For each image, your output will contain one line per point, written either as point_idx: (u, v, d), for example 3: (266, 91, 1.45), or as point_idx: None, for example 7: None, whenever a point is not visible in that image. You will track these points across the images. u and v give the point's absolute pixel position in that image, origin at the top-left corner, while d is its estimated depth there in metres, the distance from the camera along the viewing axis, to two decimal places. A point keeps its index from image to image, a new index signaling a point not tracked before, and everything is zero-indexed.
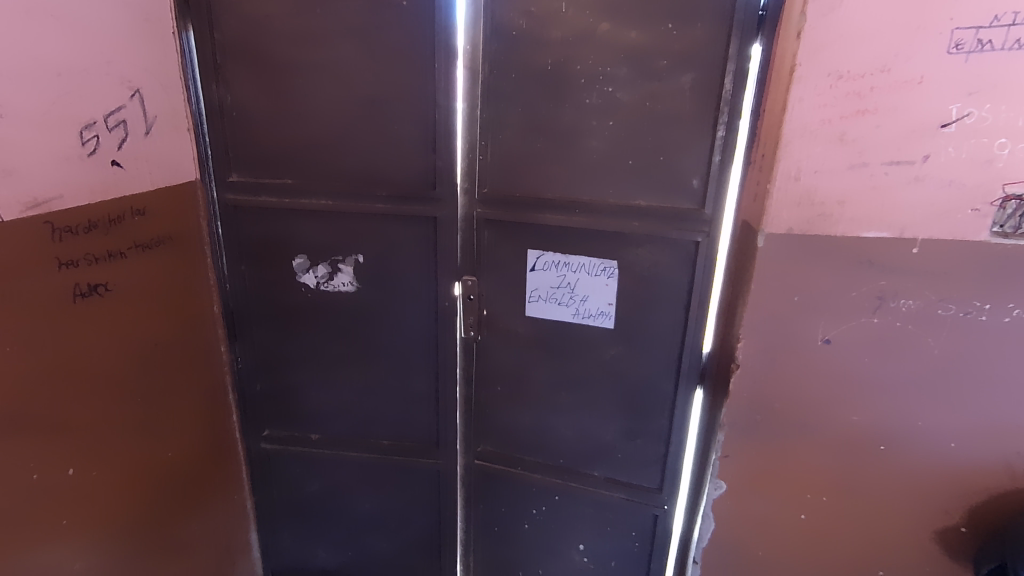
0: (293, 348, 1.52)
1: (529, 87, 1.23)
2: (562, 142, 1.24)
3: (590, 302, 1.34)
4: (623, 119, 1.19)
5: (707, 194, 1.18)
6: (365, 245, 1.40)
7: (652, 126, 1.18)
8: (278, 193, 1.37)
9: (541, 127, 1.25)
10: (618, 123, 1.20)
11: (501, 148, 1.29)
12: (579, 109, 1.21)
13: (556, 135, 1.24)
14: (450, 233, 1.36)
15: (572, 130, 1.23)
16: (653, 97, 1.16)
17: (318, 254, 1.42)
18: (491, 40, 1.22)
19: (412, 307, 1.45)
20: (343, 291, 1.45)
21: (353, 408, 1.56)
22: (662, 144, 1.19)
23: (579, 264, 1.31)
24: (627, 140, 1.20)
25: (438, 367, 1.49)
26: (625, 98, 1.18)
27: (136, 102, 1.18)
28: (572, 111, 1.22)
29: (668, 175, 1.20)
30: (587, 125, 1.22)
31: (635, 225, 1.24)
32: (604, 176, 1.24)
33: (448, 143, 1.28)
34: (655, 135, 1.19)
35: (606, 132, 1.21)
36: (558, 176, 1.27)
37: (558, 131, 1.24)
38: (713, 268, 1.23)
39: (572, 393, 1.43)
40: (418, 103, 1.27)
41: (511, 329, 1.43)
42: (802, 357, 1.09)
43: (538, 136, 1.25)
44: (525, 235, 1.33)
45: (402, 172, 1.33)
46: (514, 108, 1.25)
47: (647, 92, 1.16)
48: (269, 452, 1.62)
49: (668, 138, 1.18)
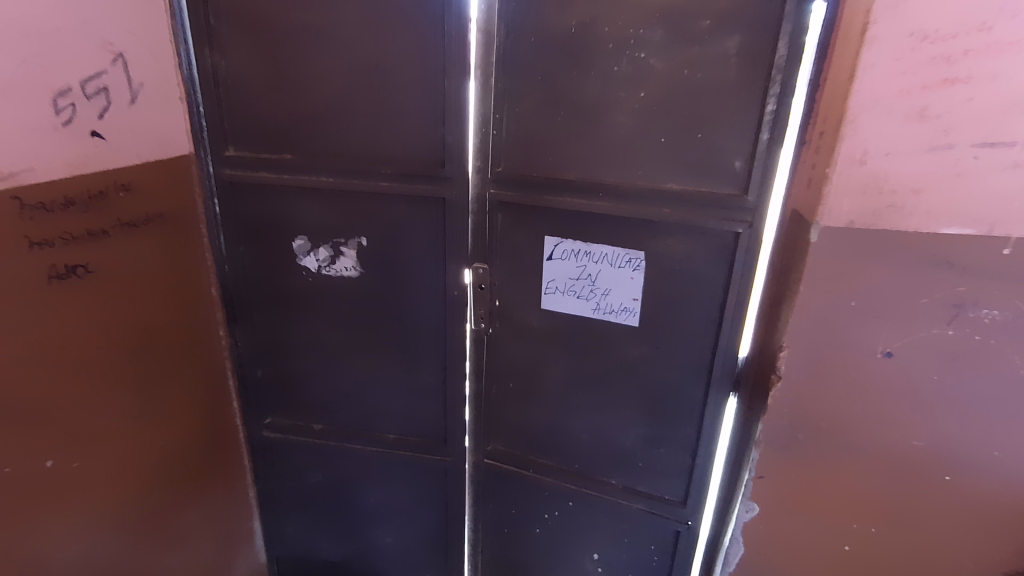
0: (295, 336, 1.43)
1: (552, 52, 1.09)
2: (586, 117, 1.10)
3: (612, 297, 1.20)
4: (657, 90, 1.04)
5: (752, 178, 1.02)
6: (368, 226, 1.29)
7: (690, 97, 1.03)
8: (277, 169, 1.27)
9: (563, 99, 1.11)
10: (650, 95, 1.05)
11: (519, 122, 1.15)
12: (606, 78, 1.07)
13: (580, 108, 1.10)
14: (461, 216, 1.24)
15: (597, 102, 1.09)
16: (692, 64, 1.01)
17: (319, 236, 1.31)
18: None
19: (419, 296, 1.34)
20: (345, 276, 1.34)
21: (357, 399, 1.47)
22: (702, 119, 1.03)
23: (601, 254, 1.18)
24: (660, 114, 1.05)
25: (447, 359, 1.38)
26: (659, 65, 1.03)
27: (120, 67, 1.08)
28: (598, 81, 1.07)
29: (704, 156, 1.05)
30: (615, 97, 1.07)
31: (666, 212, 1.10)
32: (633, 156, 1.10)
33: (458, 116, 1.15)
34: (693, 108, 1.03)
35: (637, 104, 1.06)
36: (581, 154, 1.13)
37: (582, 103, 1.10)
38: (756, 263, 1.07)
39: (590, 393, 1.31)
40: (426, 72, 1.14)
41: (525, 322, 1.31)
42: (856, 370, 0.94)
43: (558, 108, 1.12)
44: (543, 219, 1.20)
45: (409, 147, 1.20)
46: (533, 77, 1.11)
47: (685, 58, 1.01)
48: (271, 441, 1.55)
49: (709, 111, 1.02)
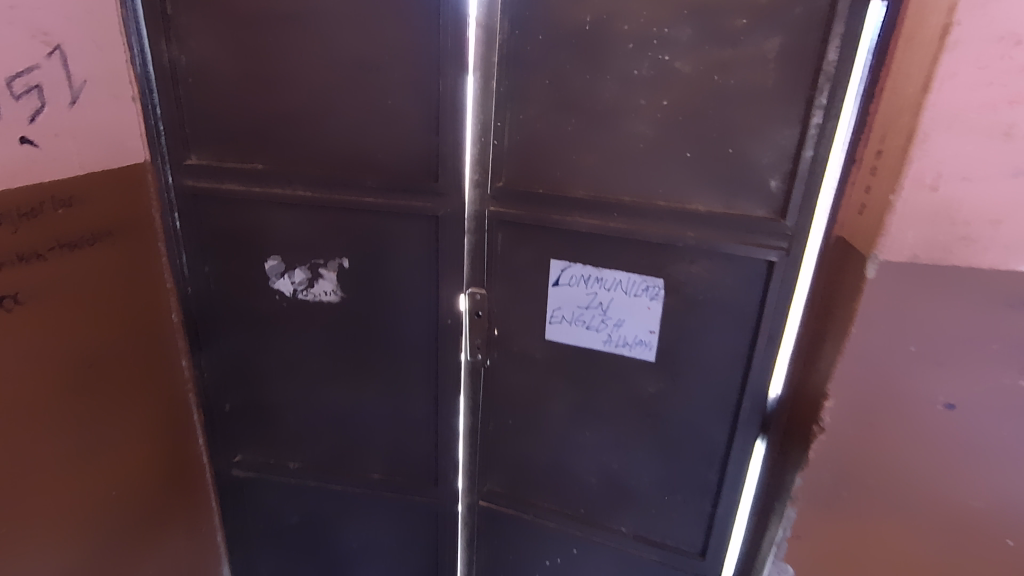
0: (267, 365, 1.28)
1: (563, 53, 0.95)
2: (601, 127, 0.97)
3: (625, 328, 1.08)
4: (683, 97, 0.91)
5: (791, 200, 0.89)
6: (350, 246, 1.14)
7: (721, 107, 0.90)
8: (246, 180, 1.12)
9: (575, 106, 0.97)
10: (675, 103, 0.92)
11: (524, 131, 1.02)
12: (624, 84, 0.94)
13: (593, 116, 0.97)
14: (456, 236, 1.10)
15: (614, 110, 0.96)
16: (725, 69, 0.88)
17: (295, 256, 1.16)
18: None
19: (407, 323, 1.19)
20: (324, 301, 1.19)
21: (337, 435, 1.32)
22: (735, 132, 0.90)
23: (614, 281, 1.05)
24: (685, 125, 0.92)
25: (438, 392, 1.24)
26: (686, 69, 0.90)
27: (57, 61, 0.92)
28: (615, 86, 0.94)
29: (735, 174, 0.92)
30: (634, 104, 0.94)
31: (690, 236, 0.97)
32: (653, 172, 0.97)
33: (455, 123, 1.01)
34: (725, 119, 0.90)
35: (660, 113, 0.93)
36: (594, 169, 1.00)
37: (596, 111, 0.97)
38: (791, 295, 0.95)
39: (598, 433, 1.18)
40: (418, 73, 1.00)
41: (527, 353, 1.18)
42: (913, 423, 0.82)
43: (568, 116, 0.98)
44: (549, 240, 1.07)
45: (398, 158, 1.06)
46: (540, 81, 0.98)
47: (716, 62, 0.88)
48: (241, 480, 1.40)
49: (743, 122, 0.89)
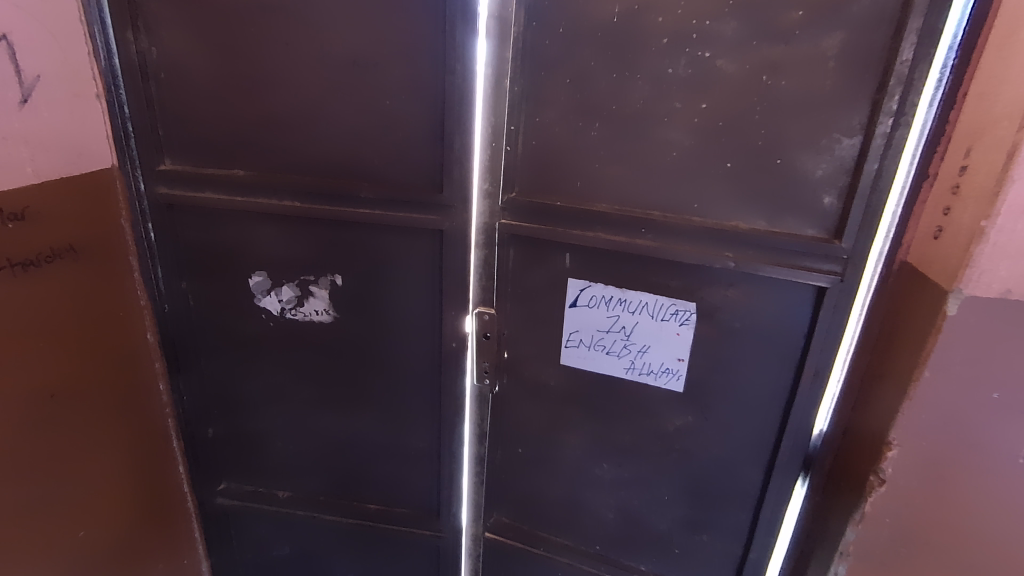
0: (253, 389, 1.16)
1: (587, 48, 0.84)
2: (629, 133, 0.86)
3: (650, 355, 0.97)
4: (726, 101, 0.80)
5: (849, 219, 0.79)
6: (344, 262, 1.02)
7: (769, 112, 0.78)
8: (227, 188, 1.00)
9: (599, 109, 0.86)
10: (716, 107, 0.81)
11: (541, 136, 0.90)
12: (657, 84, 0.82)
13: (621, 121, 0.85)
14: (463, 252, 0.99)
15: (645, 114, 0.84)
16: (775, 68, 0.77)
17: (282, 271, 1.05)
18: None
19: (407, 346, 1.08)
20: (315, 321, 1.07)
21: (330, 464, 1.22)
22: (785, 140, 0.79)
23: (640, 304, 0.94)
24: (727, 131, 0.81)
25: (441, 420, 1.13)
26: (730, 69, 0.78)
27: (2, 53, 0.79)
28: (646, 87, 0.83)
29: (782, 189, 0.81)
30: (668, 108, 0.83)
31: (730, 257, 0.86)
32: (688, 185, 0.85)
33: (463, 127, 0.90)
34: (774, 126, 0.79)
35: (698, 118, 0.82)
36: (621, 179, 0.88)
37: (624, 114, 0.85)
38: (844, 325, 0.84)
39: (618, 466, 1.07)
40: (421, 70, 0.88)
41: (540, 379, 1.07)
42: (990, 477, 0.72)
43: (591, 121, 0.87)
44: (568, 258, 0.96)
45: (398, 165, 0.94)
46: (560, 80, 0.86)
47: (765, 60, 0.77)
48: (226, 509, 1.29)
49: (795, 130, 0.78)
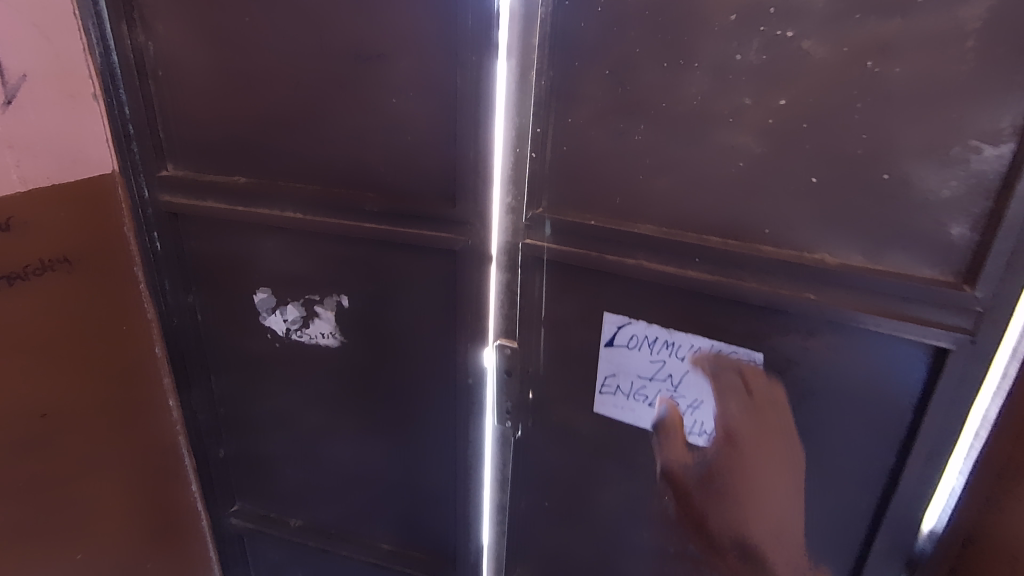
0: (262, 411, 1.08)
1: (630, 31, 0.66)
2: (682, 137, 0.68)
3: (703, 413, 0.78)
4: (813, 95, 0.60)
5: (990, 259, 0.57)
6: (349, 281, 0.91)
7: (874, 110, 0.58)
8: (228, 196, 0.91)
9: (644, 108, 0.68)
10: (800, 104, 0.61)
11: (573, 142, 0.74)
12: (719, 75, 0.64)
13: (672, 123, 0.68)
14: (481, 276, 0.84)
15: (703, 113, 0.66)
16: (887, 50, 0.56)
17: (287, 289, 0.95)
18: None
19: (420, 378, 0.95)
20: (322, 345, 0.97)
21: (341, 496, 1.11)
22: (897, 147, 0.58)
23: (691, 349, 0.76)
24: (813, 136, 0.61)
25: (457, 462, 0.99)
26: (820, 52, 0.59)
27: None
28: (706, 79, 0.64)
29: (890, 214, 0.60)
30: (733, 105, 0.64)
31: (813, 300, 0.66)
32: (758, 205, 0.66)
33: (479, 129, 0.75)
34: (880, 129, 0.58)
35: (774, 118, 0.63)
36: (671, 195, 0.71)
37: (676, 114, 0.67)
38: (974, 398, 0.63)
39: (661, 536, 0.89)
40: (431, 63, 0.74)
41: (570, 427, 0.91)
42: None
43: (635, 122, 0.69)
44: (604, 288, 0.79)
45: (406, 175, 0.81)
46: (596, 72, 0.70)
47: (871, 39, 0.57)
48: (239, 530, 1.22)
49: (913, 134, 0.57)
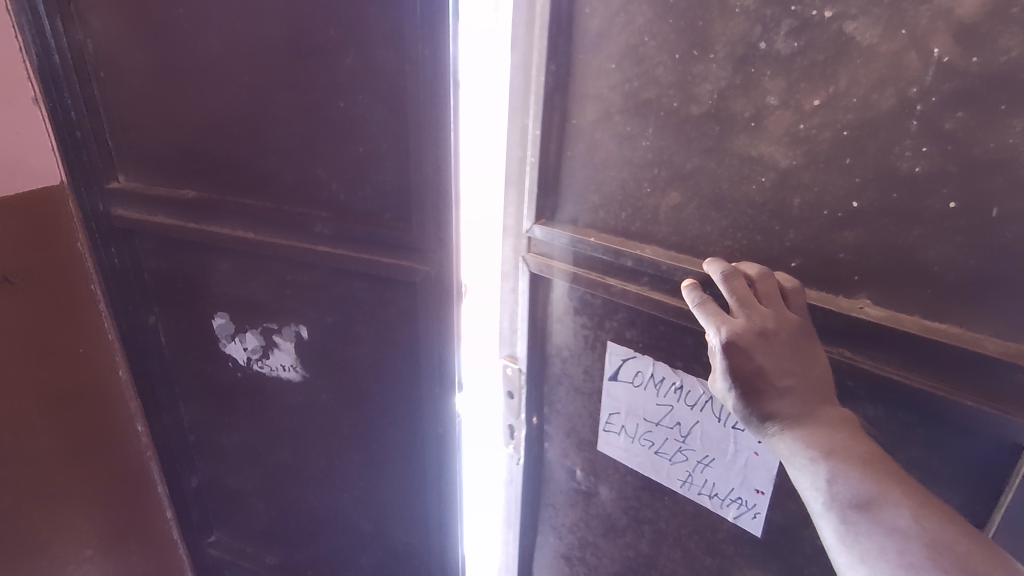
0: (231, 443, 0.99)
1: (636, 13, 0.52)
2: (693, 145, 0.52)
3: (715, 473, 0.59)
4: (858, 94, 0.43)
5: None
6: (304, 309, 0.80)
7: (941, 115, 0.40)
8: (178, 211, 0.82)
9: (651, 107, 0.53)
10: (841, 105, 0.44)
11: (572, 144, 0.60)
12: (740, 68, 0.48)
13: (682, 127, 0.52)
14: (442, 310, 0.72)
15: (717, 115, 0.50)
16: (963, 31, 0.38)
17: (240, 315, 0.85)
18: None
19: (386, 422, 0.83)
20: (284, 378, 0.87)
21: (314, 539, 1.01)
22: (975, 170, 0.40)
23: (707, 394, 0.57)
24: (856, 148, 0.44)
25: (433, 517, 0.87)
26: (870, 35, 0.42)
27: None
28: (724, 73, 0.49)
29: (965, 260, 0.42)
30: (755, 105, 0.48)
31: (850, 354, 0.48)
32: (782, 238, 0.49)
33: (428, 139, 0.63)
34: (949, 144, 0.40)
35: (806, 124, 0.46)
36: (679, 218, 0.55)
37: (689, 115, 0.51)
38: None
39: None
40: (375, 58, 0.62)
41: (555, 487, 0.77)
42: None
43: (638, 129, 0.54)
44: (603, 318, 0.63)
45: (352, 191, 0.69)
46: (599, 63, 0.55)
47: (943, 15, 0.39)
48: (218, 561, 1.15)
49: (1003, 151, 0.38)
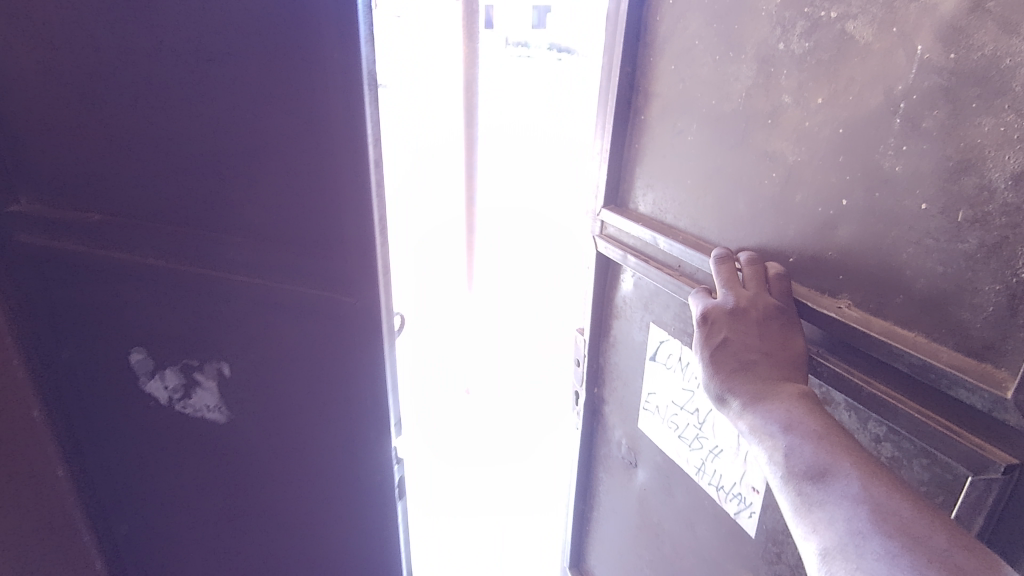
0: (157, 487, 1.07)
1: (744, 70, 0.92)
2: (718, 139, 0.99)
3: None
4: (852, 93, 0.77)
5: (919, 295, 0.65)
6: (240, 335, 0.93)
7: (919, 112, 0.69)
8: (70, 229, 0.86)
9: (692, 91, 1.04)
10: (836, 102, 0.79)
11: (654, 130, 1.15)
12: (757, 63, 0.90)
13: (716, 109, 0.99)
14: (363, 337, 0.89)
15: (743, 118, 0.93)
16: (945, 30, 0.65)
17: (195, 353, 0.95)
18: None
19: (313, 433, 0.98)
20: (207, 417, 1.00)
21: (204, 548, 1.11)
22: (956, 165, 0.66)
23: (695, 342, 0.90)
24: (847, 141, 0.78)
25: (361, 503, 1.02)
26: (864, 30, 0.75)
27: None
28: (748, 70, 0.92)
29: (951, 247, 0.67)
30: (772, 104, 0.88)
31: (823, 355, 0.84)
32: (789, 226, 0.89)
33: (350, 154, 0.78)
34: (926, 139, 0.68)
35: (807, 121, 0.84)
36: (704, 205, 1.05)
37: (719, 108, 0.98)
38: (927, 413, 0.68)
39: None
40: (232, 105, 0.77)
41: None
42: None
43: (701, 82, 1.01)
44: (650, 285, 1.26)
45: (280, 220, 0.83)
46: (663, 64, 1.10)
47: (928, 10, 0.67)
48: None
49: (968, 149, 0.64)
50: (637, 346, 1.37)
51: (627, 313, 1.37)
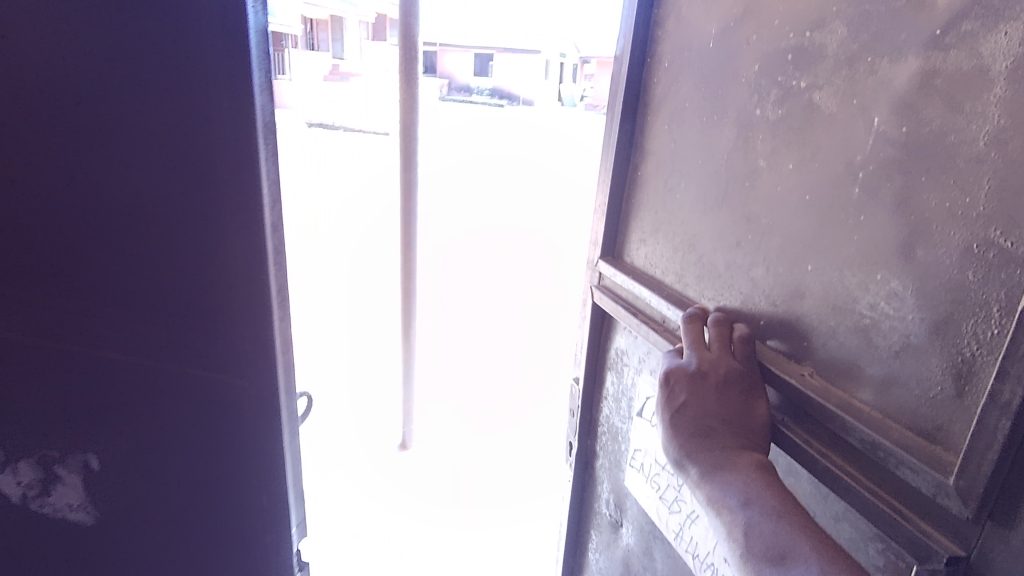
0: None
1: (725, 132, 0.93)
2: (700, 197, 1.00)
3: None
4: (817, 160, 0.77)
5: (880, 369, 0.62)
6: (111, 405, 0.75)
7: (875, 182, 0.69)
8: None
9: (681, 149, 1.05)
10: (803, 167, 0.79)
11: (648, 185, 1.15)
12: (736, 125, 0.91)
13: (699, 168, 0.99)
14: (260, 426, 0.80)
15: (723, 179, 0.94)
16: (899, 104, 0.66)
17: (55, 442, 0.74)
18: (685, 29, 1.03)
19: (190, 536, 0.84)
20: (70, 518, 0.79)
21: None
22: (907, 236, 0.65)
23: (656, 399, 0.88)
24: (813, 206, 0.77)
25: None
26: (829, 98, 0.75)
27: None
28: (729, 132, 0.92)
29: (901, 322, 0.66)
30: (750, 167, 0.88)
31: (784, 425, 0.81)
32: (762, 288, 0.87)
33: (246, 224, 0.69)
34: (881, 207, 0.68)
35: (779, 185, 0.83)
36: (689, 261, 1.04)
37: (702, 167, 0.99)
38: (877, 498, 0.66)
39: None
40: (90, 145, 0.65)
41: None
42: None
43: (688, 141, 1.02)
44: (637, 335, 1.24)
45: (154, 293, 0.72)
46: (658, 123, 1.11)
47: (885, 83, 0.68)
48: None
49: (918, 221, 0.64)
50: (628, 400, 1.34)
51: (620, 365, 1.35)
